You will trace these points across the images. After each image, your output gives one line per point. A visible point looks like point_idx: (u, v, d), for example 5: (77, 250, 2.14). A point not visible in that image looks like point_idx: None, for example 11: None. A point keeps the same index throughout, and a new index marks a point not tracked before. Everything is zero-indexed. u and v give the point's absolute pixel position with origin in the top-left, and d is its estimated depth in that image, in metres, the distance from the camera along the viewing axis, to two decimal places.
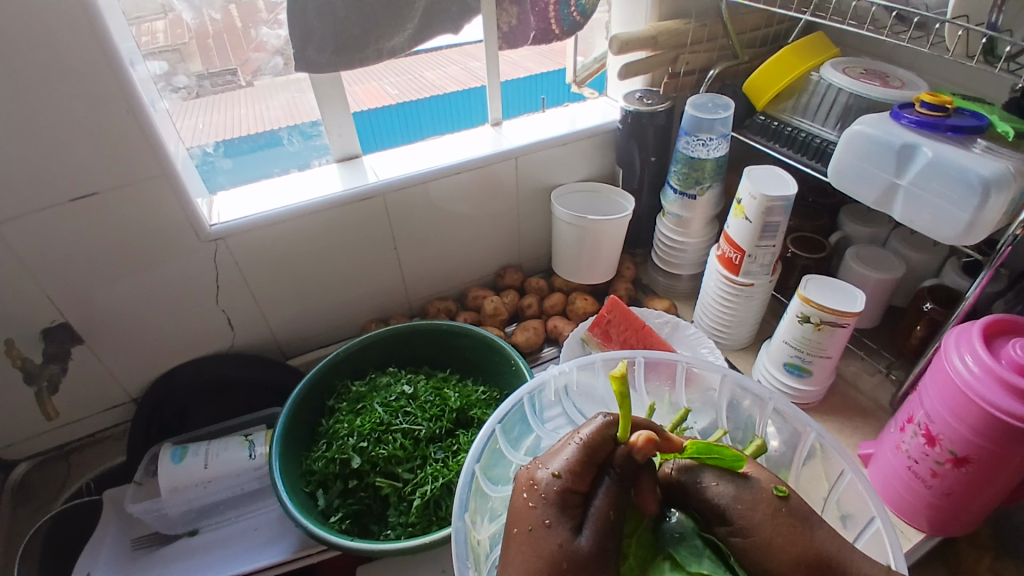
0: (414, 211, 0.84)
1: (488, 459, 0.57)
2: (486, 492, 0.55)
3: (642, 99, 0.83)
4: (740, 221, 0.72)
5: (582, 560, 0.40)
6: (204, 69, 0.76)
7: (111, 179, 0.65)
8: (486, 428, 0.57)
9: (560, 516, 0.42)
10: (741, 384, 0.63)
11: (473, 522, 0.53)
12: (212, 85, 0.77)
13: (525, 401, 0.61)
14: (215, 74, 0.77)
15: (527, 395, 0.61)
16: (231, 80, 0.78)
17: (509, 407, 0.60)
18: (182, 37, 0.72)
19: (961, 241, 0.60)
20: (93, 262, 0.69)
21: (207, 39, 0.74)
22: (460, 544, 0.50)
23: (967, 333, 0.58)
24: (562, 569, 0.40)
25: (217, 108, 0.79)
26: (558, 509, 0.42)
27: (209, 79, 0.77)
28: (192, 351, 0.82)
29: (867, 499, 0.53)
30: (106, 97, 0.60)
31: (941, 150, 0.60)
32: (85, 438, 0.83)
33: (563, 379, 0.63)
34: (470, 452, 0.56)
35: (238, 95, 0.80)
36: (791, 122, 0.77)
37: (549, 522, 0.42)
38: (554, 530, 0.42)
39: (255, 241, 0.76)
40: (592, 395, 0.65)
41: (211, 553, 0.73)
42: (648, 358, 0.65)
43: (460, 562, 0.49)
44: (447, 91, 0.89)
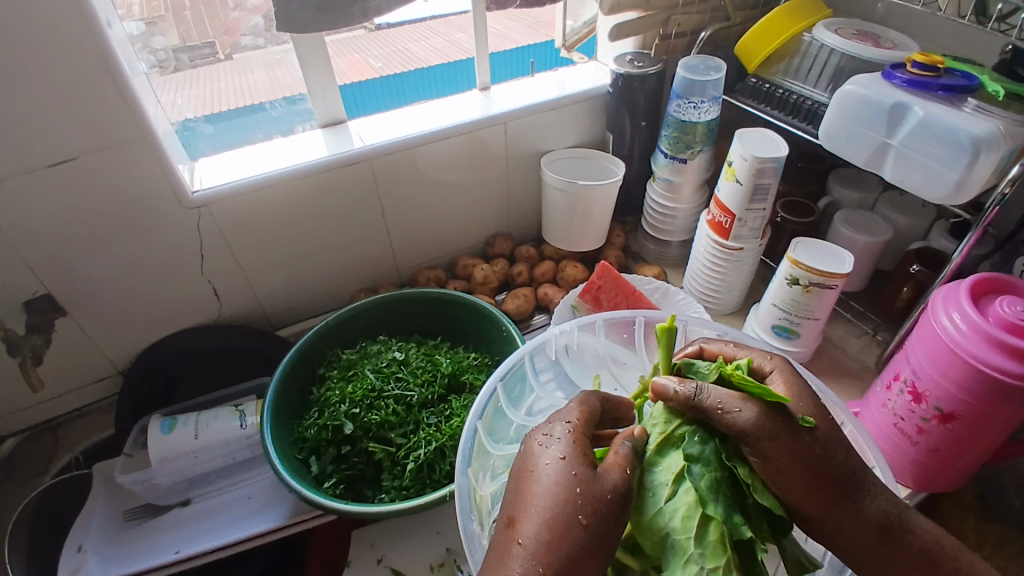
0: (404, 177, 0.83)
1: (490, 419, 0.56)
2: (488, 450, 0.55)
3: (633, 62, 0.82)
4: (731, 184, 0.72)
5: (600, 492, 0.37)
6: (181, 42, 0.75)
7: (91, 143, 0.63)
8: (490, 386, 0.57)
9: (573, 450, 0.40)
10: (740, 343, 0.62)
11: (476, 479, 0.52)
12: (190, 58, 0.77)
13: (526, 361, 0.61)
14: (193, 47, 0.76)
15: (529, 355, 0.61)
16: (210, 53, 0.78)
17: (510, 365, 0.59)
18: (157, 9, 0.71)
19: (949, 201, 0.61)
20: (74, 230, 0.68)
21: (183, 11, 0.73)
22: (464, 500, 0.49)
23: (955, 291, 0.58)
24: (576, 495, 0.37)
25: (198, 82, 0.78)
26: (575, 445, 0.40)
27: (186, 52, 0.76)
28: (180, 322, 0.81)
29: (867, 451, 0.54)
30: (82, 58, 0.58)
31: (932, 109, 0.60)
32: (73, 412, 0.82)
33: (563, 339, 0.64)
34: (473, 408, 0.55)
35: (217, 69, 0.79)
36: (782, 84, 0.76)
37: (563, 456, 0.39)
38: (567, 463, 0.39)
39: (241, 207, 0.75)
40: (590, 357, 0.66)
41: (204, 522, 0.72)
42: (649, 318, 0.64)
43: (464, 515, 0.48)
44: (432, 62, 0.90)
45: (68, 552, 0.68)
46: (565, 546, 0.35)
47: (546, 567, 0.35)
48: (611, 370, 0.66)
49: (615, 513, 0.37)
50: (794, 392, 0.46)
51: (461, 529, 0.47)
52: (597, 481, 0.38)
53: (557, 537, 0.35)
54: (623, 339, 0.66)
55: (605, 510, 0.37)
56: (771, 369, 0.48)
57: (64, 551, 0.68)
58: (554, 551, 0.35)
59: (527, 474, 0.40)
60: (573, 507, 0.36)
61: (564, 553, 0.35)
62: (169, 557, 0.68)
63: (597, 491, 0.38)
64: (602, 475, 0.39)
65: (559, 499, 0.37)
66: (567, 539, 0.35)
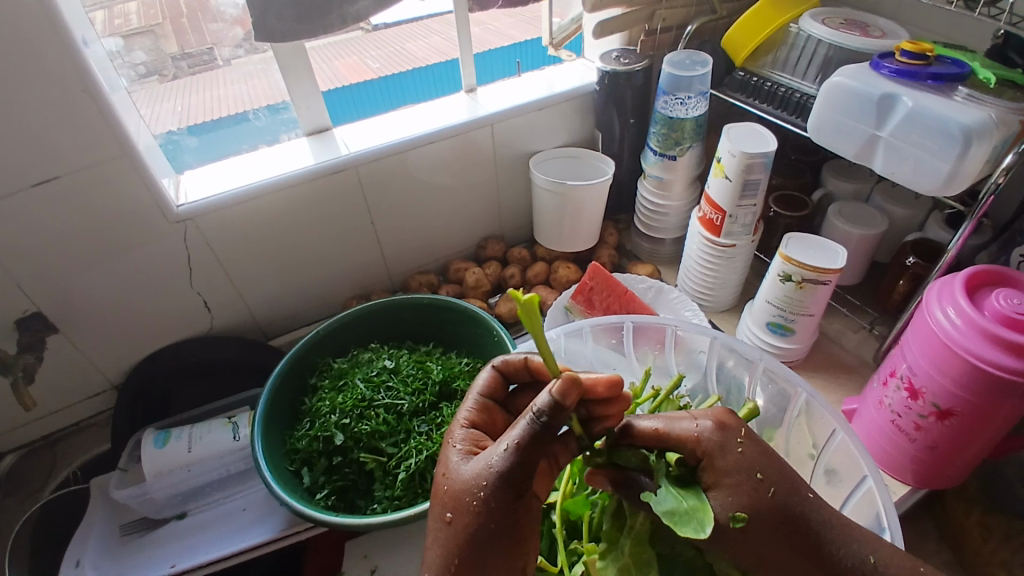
0: (391, 183, 0.82)
1: None
2: None
3: (620, 59, 0.81)
4: (720, 180, 0.71)
5: (457, 483, 0.37)
6: (179, 49, 0.76)
7: (73, 161, 0.63)
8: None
9: (457, 447, 0.41)
10: (729, 345, 0.62)
11: None
12: (189, 66, 0.78)
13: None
14: (192, 54, 0.77)
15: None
16: (209, 60, 0.78)
17: None
18: (155, 18, 0.72)
19: (942, 193, 0.59)
20: (58, 248, 0.67)
21: (181, 18, 0.74)
22: None
23: (949, 286, 0.57)
24: (443, 494, 0.38)
25: (193, 91, 0.79)
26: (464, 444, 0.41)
27: (185, 60, 0.77)
28: (173, 335, 0.81)
29: (859, 459, 0.53)
30: (58, 77, 0.58)
31: (921, 99, 0.59)
32: (68, 427, 0.82)
33: (549, 347, 0.64)
34: None
35: (215, 77, 0.80)
36: (770, 77, 0.75)
37: (444, 456, 0.41)
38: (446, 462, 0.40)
39: (227, 219, 0.74)
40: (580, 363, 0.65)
41: (200, 536, 0.72)
42: (637, 322, 0.65)
43: None
44: (430, 62, 0.89)
45: (67, 568, 0.69)
46: (441, 548, 0.36)
47: (432, 567, 0.36)
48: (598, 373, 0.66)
49: (485, 499, 0.35)
50: (727, 491, 0.38)
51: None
52: (459, 472, 0.38)
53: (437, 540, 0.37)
54: (611, 344, 0.66)
55: (467, 499, 0.36)
56: (702, 453, 0.39)
57: (62, 567, 0.69)
58: (429, 549, 0.37)
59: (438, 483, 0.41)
60: (443, 505, 0.38)
61: (438, 551, 0.36)
62: (164, 571, 0.68)
63: (456, 483, 0.37)
64: (466, 466, 0.38)
65: (438, 502, 0.38)
66: (442, 538, 0.37)
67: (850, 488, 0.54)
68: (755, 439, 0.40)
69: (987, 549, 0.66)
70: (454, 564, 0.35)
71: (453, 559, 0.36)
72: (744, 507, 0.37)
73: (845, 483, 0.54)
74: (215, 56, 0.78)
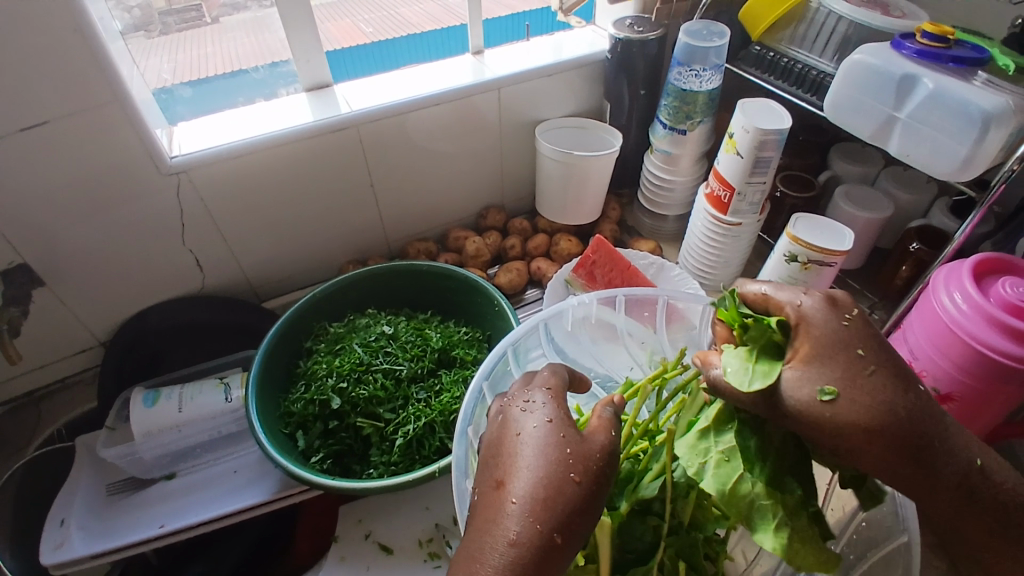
0: (391, 144, 0.80)
1: (497, 380, 0.56)
2: None
3: (633, 26, 0.79)
4: (731, 157, 0.70)
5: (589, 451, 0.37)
6: (167, 5, 0.74)
7: (63, 104, 0.60)
8: (499, 349, 0.57)
9: (555, 413, 0.40)
10: None
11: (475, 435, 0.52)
12: (178, 22, 0.75)
13: (540, 330, 0.61)
14: (180, 10, 0.75)
15: (543, 323, 0.61)
16: (197, 17, 0.77)
17: (523, 331, 0.59)
18: None
19: (956, 178, 0.59)
20: (46, 197, 0.65)
21: None
22: (459, 459, 0.49)
23: (958, 271, 0.57)
24: (566, 453, 0.37)
25: (181, 48, 0.76)
26: (559, 410, 0.40)
27: (173, 15, 0.75)
28: (164, 294, 0.79)
29: None
30: (50, 15, 0.55)
31: (942, 81, 0.58)
32: (54, 384, 0.80)
33: (581, 310, 0.63)
34: (479, 369, 0.55)
35: (202, 34, 0.78)
36: (787, 53, 0.74)
37: (549, 419, 0.39)
38: (547, 425, 0.38)
39: (221, 175, 0.72)
40: (608, 330, 0.65)
41: (190, 497, 0.71)
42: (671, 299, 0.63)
43: (459, 476, 0.48)
44: (424, 28, 0.87)
45: (51, 527, 0.67)
46: (564, 506, 0.34)
47: (546, 523, 0.34)
48: (625, 342, 0.65)
49: (607, 472, 0.37)
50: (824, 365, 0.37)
51: (455, 487, 0.47)
52: (584, 443, 0.37)
53: (553, 495, 0.35)
54: (646, 317, 0.64)
55: (597, 466, 0.37)
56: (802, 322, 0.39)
57: (47, 528, 0.67)
58: (549, 500, 0.34)
59: (511, 442, 0.38)
60: (565, 465, 0.36)
61: (562, 504, 0.34)
62: (153, 532, 0.67)
63: (586, 448, 0.37)
64: (583, 436, 0.38)
65: (554, 455, 0.36)
66: (566, 497, 0.35)
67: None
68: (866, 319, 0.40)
69: None
70: (574, 523, 0.34)
71: (572, 522, 0.34)
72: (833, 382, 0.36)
73: None
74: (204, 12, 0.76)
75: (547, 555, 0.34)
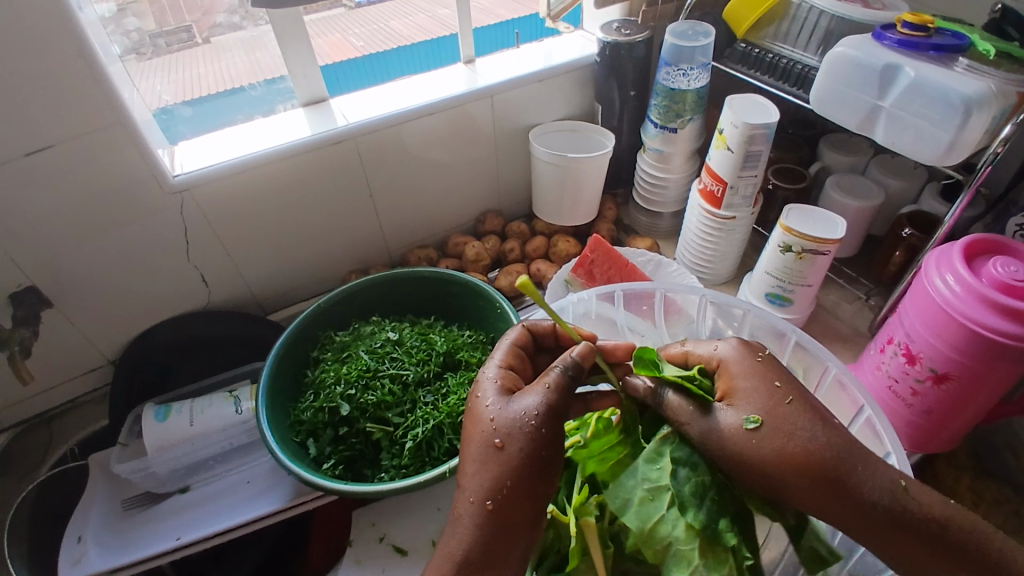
0: (388, 154, 0.81)
1: None
2: None
3: (620, 30, 0.81)
4: (722, 152, 0.71)
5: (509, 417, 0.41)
6: (158, 27, 0.74)
7: (67, 128, 0.61)
8: None
9: (491, 388, 0.44)
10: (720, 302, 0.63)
11: None
12: (167, 43, 0.76)
13: None
14: (170, 32, 0.76)
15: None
16: (188, 38, 0.78)
17: None
18: None
19: (941, 163, 0.60)
20: (53, 220, 0.66)
21: None
22: None
23: (949, 253, 0.58)
24: (490, 426, 0.41)
25: (173, 69, 0.77)
26: (496, 387, 0.45)
27: (163, 37, 0.76)
28: (171, 310, 0.80)
29: (856, 393, 0.55)
30: (52, 41, 0.56)
31: (923, 69, 0.59)
32: (65, 404, 0.81)
33: (582, 306, 0.65)
34: None
35: (195, 54, 0.79)
36: (772, 49, 0.76)
37: (479, 396, 0.44)
38: (481, 402, 0.44)
39: (223, 191, 0.73)
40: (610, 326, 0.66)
41: (203, 508, 0.72)
42: (668, 291, 0.64)
43: None
44: (414, 41, 0.88)
45: (68, 544, 0.68)
46: (491, 473, 0.39)
47: (476, 495, 0.39)
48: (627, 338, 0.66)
49: (539, 431, 0.40)
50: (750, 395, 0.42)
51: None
52: (506, 410, 0.41)
53: (481, 467, 0.40)
54: (645, 311, 0.66)
55: (517, 427, 0.40)
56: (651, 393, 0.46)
57: (65, 543, 0.68)
58: (477, 473, 0.40)
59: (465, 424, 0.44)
60: (489, 434, 0.41)
61: (488, 475, 0.39)
62: (169, 544, 0.68)
63: (507, 414, 0.41)
64: (514, 401, 0.42)
65: (482, 430, 0.42)
66: (491, 465, 0.40)
67: (851, 418, 0.55)
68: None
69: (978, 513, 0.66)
70: (504, 489, 0.38)
71: (503, 486, 0.39)
72: (757, 412, 0.41)
73: (847, 414, 0.56)
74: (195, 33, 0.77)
75: (486, 524, 0.38)
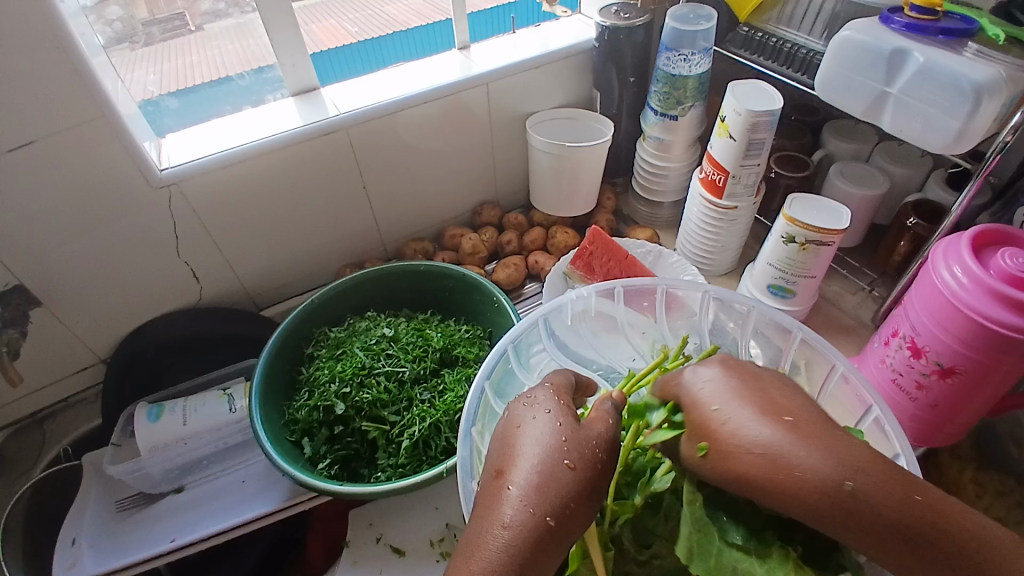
0: (381, 145, 0.79)
1: (499, 380, 0.56)
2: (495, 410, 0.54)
3: (619, 14, 0.79)
4: (723, 140, 0.70)
5: (583, 438, 0.38)
6: (150, 14, 0.73)
7: (50, 123, 0.59)
8: (500, 347, 0.56)
9: (554, 406, 0.40)
10: (723, 299, 0.61)
11: (480, 436, 0.52)
12: (162, 31, 0.75)
13: (540, 325, 0.60)
14: (163, 19, 0.74)
15: (542, 317, 0.60)
16: (181, 25, 0.76)
17: (523, 328, 0.59)
18: None
19: (950, 151, 0.59)
20: (38, 218, 0.64)
21: None
22: (465, 457, 0.49)
23: (957, 244, 0.57)
24: (562, 443, 0.37)
25: (167, 57, 0.76)
26: (557, 401, 0.41)
27: (157, 25, 0.74)
28: (162, 307, 0.79)
29: (865, 393, 0.53)
30: (32, 33, 0.54)
31: (932, 54, 0.57)
32: (57, 404, 0.80)
33: (580, 304, 0.62)
34: (480, 368, 0.55)
35: (187, 43, 0.77)
36: (776, 33, 0.74)
37: (544, 410, 0.40)
38: (544, 416, 0.39)
39: (213, 185, 0.71)
40: (609, 323, 0.64)
41: (198, 510, 0.71)
42: (670, 287, 0.63)
43: (466, 477, 0.48)
44: (410, 25, 0.86)
45: (63, 546, 0.68)
46: (559, 492, 0.35)
47: (539, 507, 0.34)
48: (627, 334, 0.64)
49: (605, 461, 0.38)
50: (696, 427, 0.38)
51: (461, 486, 0.47)
52: (579, 430, 0.38)
53: (545, 482, 0.35)
54: (644, 307, 0.64)
55: (589, 450, 0.37)
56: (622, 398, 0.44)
57: (59, 546, 0.67)
58: (542, 488, 0.35)
59: (512, 435, 0.39)
60: (560, 450, 0.37)
61: (555, 491, 0.35)
62: (165, 546, 0.67)
63: (581, 437, 0.38)
64: (586, 425, 0.39)
65: (550, 446, 0.37)
66: (561, 483, 0.35)
67: (858, 418, 0.54)
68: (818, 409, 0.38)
69: (982, 506, 0.66)
70: (569, 510, 0.35)
71: (566, 508, 0.35)
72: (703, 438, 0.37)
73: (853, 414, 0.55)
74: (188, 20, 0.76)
75: (541, 541, 0.34)
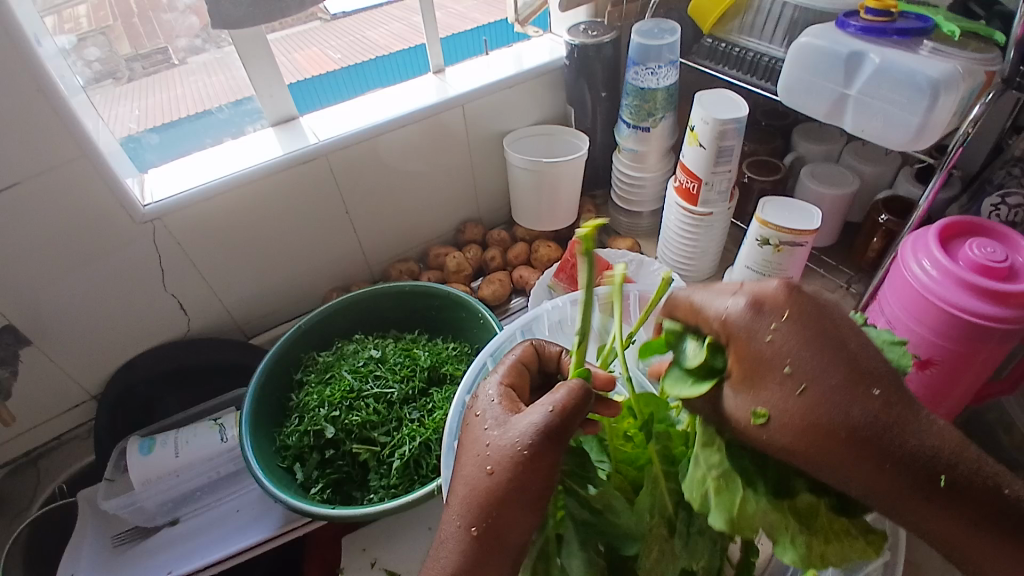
0: (362, 169, 0.81)
1: None
2: None
3: (588, 31, 0.81)
4: (694, 149, 0.71)
5: (501, 443, 0.37)
6: (133, 50, 0.74)
7: (33, 165, 0.61)
8: (479, 360, 0.58)
9: (491, 405, 0.41)
10: None
11: None
12: (144, 67, 0.75)
13: (518, 337, 0.62)
14: (146, 55, 0.75)
15: (519, 331, 0.62)
16: (162, 60, 0.76)
17: (501, 340, 0.60)
18: (105, 19, 0.71)
19: (912, 146, 0.60)
20: (24, 259, 0.65)
21: (132, 18, 0.72)
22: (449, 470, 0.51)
23: (924, 238, 0.58)
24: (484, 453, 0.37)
25: (151, 92, 0.77)
26: (500, 401, 0.41)
27: (139, 61, 0.75)
28: (151, 341, 0.79)
29: None
30: (12, 79, 0.56)
31: (888, 54, 0.59)
32: (50, 442, 0.80)
33: (556, 314, 0.64)
34: (461, 382, 0.56)
35: (171, 76, 0.77)
36: (739, 42, 0.75)
37: (480, 412, 0.41)
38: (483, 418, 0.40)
39: (197, 218, 0.72)
40: None
41: (195, 541, 0.71)
42: None
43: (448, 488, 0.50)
44: (392, 50, 0.88)
45: None
46: (477, 500, 0.36)
47: (465, 518, 0.37)
48: None
49: (529, 460, 0.35)
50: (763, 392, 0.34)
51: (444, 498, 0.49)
52: (501, 434, 0.37)
53: (473, 490, 0.37)
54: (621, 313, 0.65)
55: (510, 453, 0.36)
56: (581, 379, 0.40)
57: None
58: (464, 498, 0.37)
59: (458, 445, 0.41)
60: (482, 457, 0.37)
61: (475, 499, 0.36)
62: None
63: (502, 438, 0.37)
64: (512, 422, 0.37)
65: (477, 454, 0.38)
66: (479, 491, 0.36)
67: None
68: (800, 323, 0.34)
69: None
70: (486, 520, 0.36)
71: (488, 516, 0.36)
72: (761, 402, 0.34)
73: None
74: (170, 53, 0.76)
75: (471, 550, 0.36)
